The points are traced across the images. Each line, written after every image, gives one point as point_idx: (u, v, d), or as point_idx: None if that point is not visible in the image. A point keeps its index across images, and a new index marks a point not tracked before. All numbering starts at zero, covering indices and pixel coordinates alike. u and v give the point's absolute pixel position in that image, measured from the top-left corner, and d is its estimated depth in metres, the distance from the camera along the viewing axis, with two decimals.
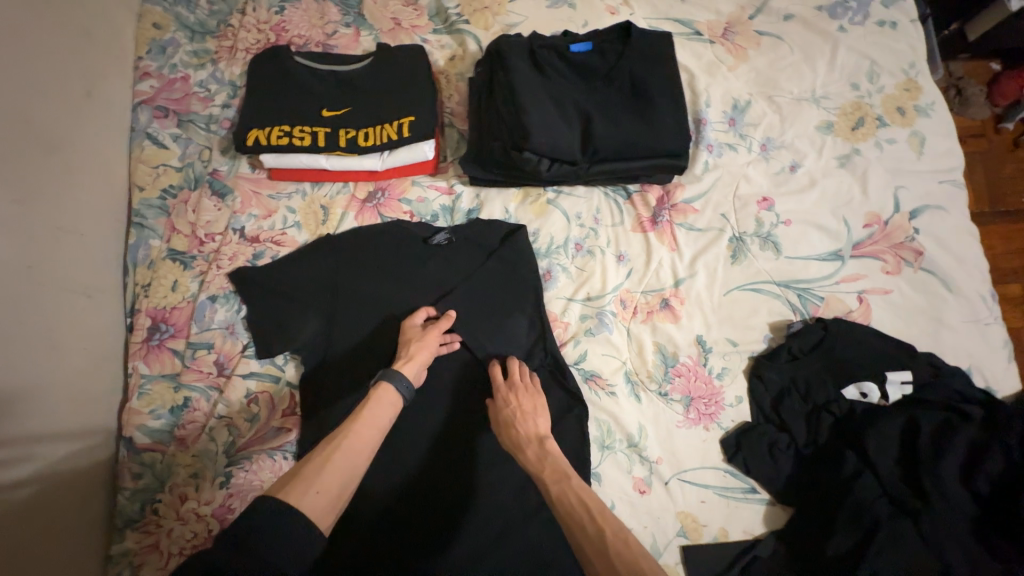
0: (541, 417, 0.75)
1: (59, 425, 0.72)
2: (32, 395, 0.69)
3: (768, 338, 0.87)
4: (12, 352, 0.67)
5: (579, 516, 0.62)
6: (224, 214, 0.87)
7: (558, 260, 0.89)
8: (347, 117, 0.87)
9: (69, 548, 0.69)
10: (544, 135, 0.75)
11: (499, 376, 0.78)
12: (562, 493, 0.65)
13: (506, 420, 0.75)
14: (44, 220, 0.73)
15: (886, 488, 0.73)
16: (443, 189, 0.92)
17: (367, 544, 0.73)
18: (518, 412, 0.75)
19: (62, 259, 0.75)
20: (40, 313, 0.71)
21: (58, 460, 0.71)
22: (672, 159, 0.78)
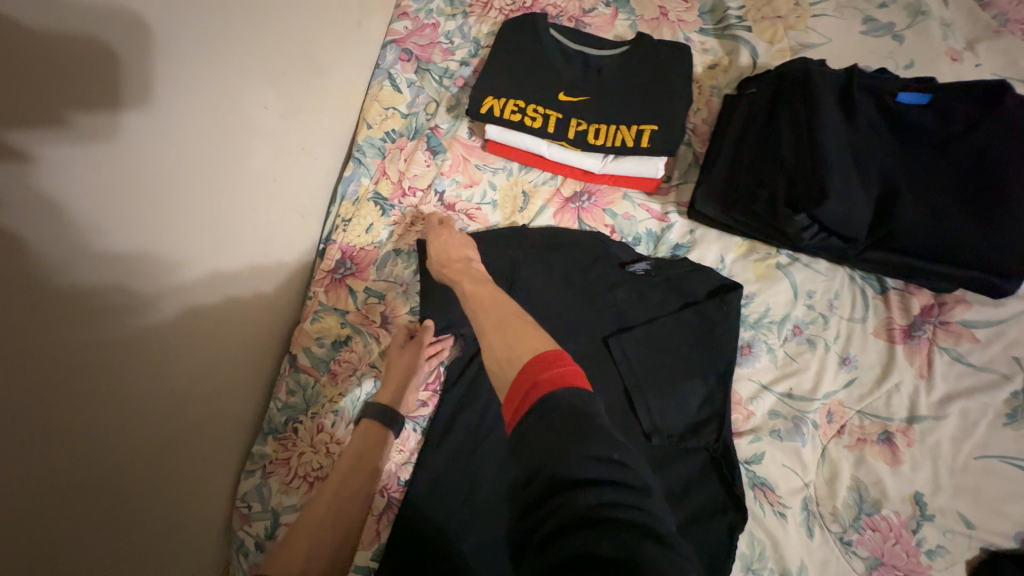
0: (460, 247, 0.76)
1: (251, 322, 0.77)
2: (242, 291, 0.74)
3: (1023, 538, 0.65)
4: (241, 247, 0.72)
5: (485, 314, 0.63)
6: (431, 171, 0.86)
7: (766, 338, 0.74)
8: (583, 107, 0.80)
9: (226, 433, 0.75)
10: (840, 203, 0.60)
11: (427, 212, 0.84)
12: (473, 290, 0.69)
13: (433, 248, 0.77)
14: (289, 134, 0.77)
15: None
16: (655, 212, 0.81)
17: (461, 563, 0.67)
18: (440, 241, 0.77)
19: (290, 173, 0.80)
20: (264, 217, 0.76)
21: (243, 352, 0.76)
22: (993, 279, 0.60)
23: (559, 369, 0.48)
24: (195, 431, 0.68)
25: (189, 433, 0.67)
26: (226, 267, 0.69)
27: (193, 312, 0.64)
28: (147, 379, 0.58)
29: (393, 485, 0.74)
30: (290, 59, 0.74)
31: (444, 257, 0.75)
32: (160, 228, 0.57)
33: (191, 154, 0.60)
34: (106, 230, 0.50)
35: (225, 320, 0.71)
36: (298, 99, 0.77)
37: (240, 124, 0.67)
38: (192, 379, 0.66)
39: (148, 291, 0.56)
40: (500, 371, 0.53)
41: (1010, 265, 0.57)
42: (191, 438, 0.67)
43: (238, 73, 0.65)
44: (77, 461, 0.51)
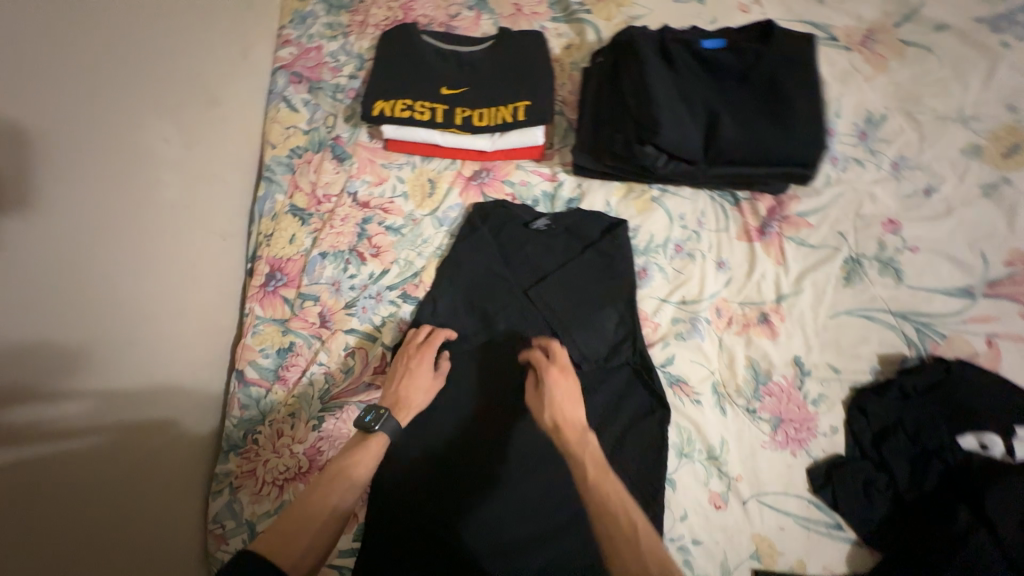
0: (574, 406, 0.72)
1: (192, 348, 0.81)
2: (172, 317, 0.77)
3: (875, 371, 0.81)
4: (168, 276, 0.77)
5: (615, 512, 0.61)
6: (342, 177, 0.93)
7: (656, 259, 0.87)
8: (464, 96, 0.90)
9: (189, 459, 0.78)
10: (672, 131, 0.74)
11: (540, 357, 0.77)
12: (600, 483, 0.63)
13: (552, 405, 0.72)
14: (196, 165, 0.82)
15: (1005, 549, 0.66)
16: (546, 175, 0.93)
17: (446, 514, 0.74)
18: (560, 398, 0.73)
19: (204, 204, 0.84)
20: (185, 245, 0.80)
21: (186, 381, 0.79)
22: (797, 170, 0.76)
23: None
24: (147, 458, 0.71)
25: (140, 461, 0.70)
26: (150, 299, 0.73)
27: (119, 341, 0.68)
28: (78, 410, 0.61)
29: None
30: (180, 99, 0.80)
31: (558, 414, 0.71)
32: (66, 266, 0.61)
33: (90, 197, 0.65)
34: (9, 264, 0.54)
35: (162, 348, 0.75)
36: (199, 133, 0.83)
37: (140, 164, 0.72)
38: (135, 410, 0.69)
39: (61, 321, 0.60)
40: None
41: (804, 152, 0.73)
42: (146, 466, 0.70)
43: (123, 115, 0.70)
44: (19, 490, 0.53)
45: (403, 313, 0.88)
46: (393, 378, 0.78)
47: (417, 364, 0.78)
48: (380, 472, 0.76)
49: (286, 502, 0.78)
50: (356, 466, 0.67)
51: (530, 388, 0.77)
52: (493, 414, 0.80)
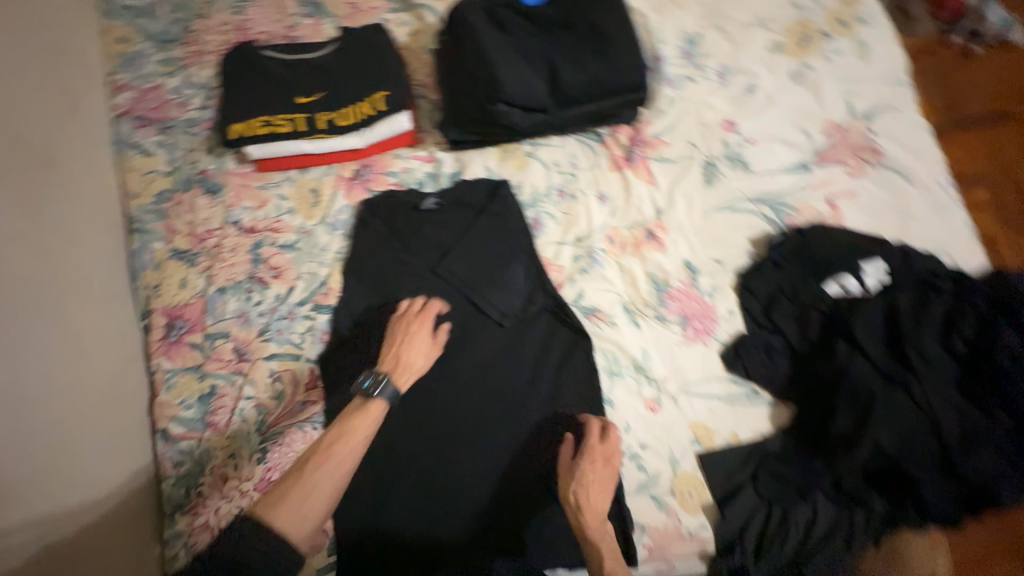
0: (601, 495, 0.74)
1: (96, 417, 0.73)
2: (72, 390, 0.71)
3: (750, 254, 0.92)
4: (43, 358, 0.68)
5: None
6: (218, 210, 0.90)
7: (544, 208, 0.93)
8: (321, 101, 0.91)
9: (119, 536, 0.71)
10: (515, 85, 0.81)
11: (590, 434, 0.78)
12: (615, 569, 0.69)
13: (580, 486, 0.74)
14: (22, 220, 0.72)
15: (877, 365, 0.76)
16: (424, 158, 0.95)
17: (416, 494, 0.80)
18: (592, 482, 0.74)
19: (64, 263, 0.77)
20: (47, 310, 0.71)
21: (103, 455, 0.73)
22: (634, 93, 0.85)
23: None
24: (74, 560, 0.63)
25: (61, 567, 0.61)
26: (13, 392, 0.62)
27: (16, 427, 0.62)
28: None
29: None
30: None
31: (582, 492, 0.74)
32: None
33: None
34: None
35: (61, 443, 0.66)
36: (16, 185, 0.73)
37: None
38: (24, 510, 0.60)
39: None
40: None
41: (634, 75, 0.83)
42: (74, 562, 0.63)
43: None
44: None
45: (320, 323, 0.88)
46: (386, 347, 0.79)
47: (414, 332, 0.80)
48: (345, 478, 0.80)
49: None
50: (356, 427, 0.67)
51: (564, 458, 0.77)
52: (433, 391, 0.84)
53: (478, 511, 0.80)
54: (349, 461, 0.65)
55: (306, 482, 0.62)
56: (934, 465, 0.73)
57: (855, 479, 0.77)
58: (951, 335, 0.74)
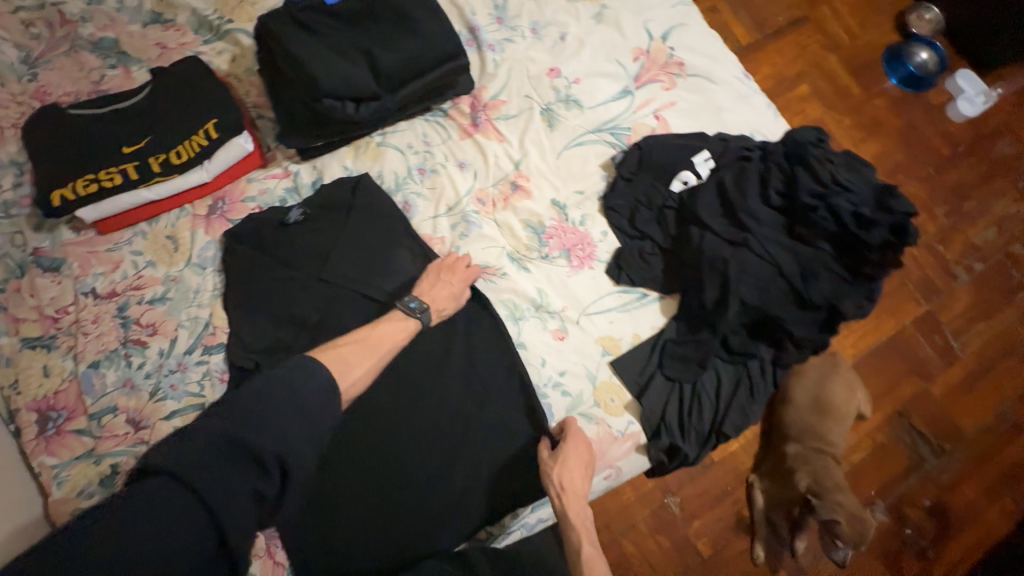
0: (582, 479, 0.81)
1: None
2: None
3: (605, 177, 1.01)
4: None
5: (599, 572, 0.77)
6: (66, 284, 0.85)
7: (411, 189, 0.96)
8: (149, 145, 0.87)
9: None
10: (334, 80, 0.84)
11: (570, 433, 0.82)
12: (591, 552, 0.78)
13: (564, 475, 0.79)
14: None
15: (722, 236, 0.89)
16: (280, 174, 0.95)
17: (368, 495, 0.82)
18: (572, 471, 0.80)
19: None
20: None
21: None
22: (454, 61, 0.92)
23: None
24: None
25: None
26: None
27: None
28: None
29: None
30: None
31: (567, 479, 0.79)
32: None
33: None
34: None
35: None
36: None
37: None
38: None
39: None
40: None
41: (447, 46, 0.89)
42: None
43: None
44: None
45: (215, 364, 0.85)
46: (425, 283, 0.87)
47: (449, 276, 0.88)
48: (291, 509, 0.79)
49: None
50: (393, 331, 0.81)
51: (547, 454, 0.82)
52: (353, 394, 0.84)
53: (428, 493, 0.82)
54: (385, 356, 0.79)
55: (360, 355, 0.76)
56: (789, 299, 0.86)
57: (738, 338, 0.89)
58: (767, 192, 0.89)
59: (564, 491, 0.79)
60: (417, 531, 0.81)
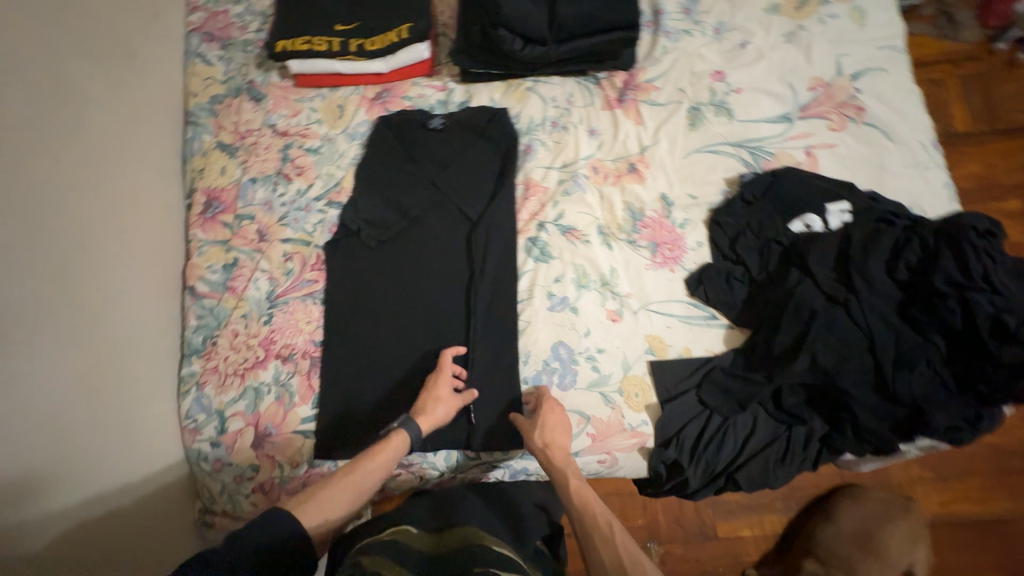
0: (563, 434, 0.84)
1: (124, 455, 0.84)
2: (133, 247, 0.93)
3: (725, 192, 0.98)
4: (53, 359, 0.76)
5: (599, 524, 0.75)
6: (260, 114, 1.06)
7: (538, 136, 1.03)
8: (356, 30, 1.05)
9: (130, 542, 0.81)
10: (516, 14, 0.94)
11: (541, 395, 0.88)
12: (586, 501, 0.78)
13: (542, 432, 0.83)
14: (68, 289, 0.81)
15: (823, 289, 0.83)
16: (438, 87, 1.08)
17: (398, 373, 0.93)
18: (551, 424, 0.84)
19: (71, 139, 0.86)
20: (87, 247, 0.85)
21: (146, 300, 0.94)
22: (628, 32, 0.96)
23: None
24: (70, 481, 0.76)
25: (69, 444, 0.76)
26: (37, 353, 0.74)
27: (91, 263, 0.85)
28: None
29: (311, 347, 0.95)
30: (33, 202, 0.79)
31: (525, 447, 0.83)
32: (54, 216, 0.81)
33: (81, 169, 0.87)
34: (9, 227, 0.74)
35: (81, 272, 0.83)
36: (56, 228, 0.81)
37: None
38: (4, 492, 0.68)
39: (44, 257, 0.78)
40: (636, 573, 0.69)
41: (620, 16, 0.95)
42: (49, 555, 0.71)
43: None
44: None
45: (330, 217, 1.01)
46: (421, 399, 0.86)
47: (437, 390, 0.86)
48: (341, 352, 0.93)
49: (249, 386, 0.92)
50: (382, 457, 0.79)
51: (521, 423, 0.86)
52: (421, 286, 0.97)
53: None
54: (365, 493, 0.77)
55: (342, 491, 0.75)
56: (867, 381, 0.80)
57: (794, 398, 0.84)
58: (896, 264, 0.81)
59: (548, 446, 0.82)
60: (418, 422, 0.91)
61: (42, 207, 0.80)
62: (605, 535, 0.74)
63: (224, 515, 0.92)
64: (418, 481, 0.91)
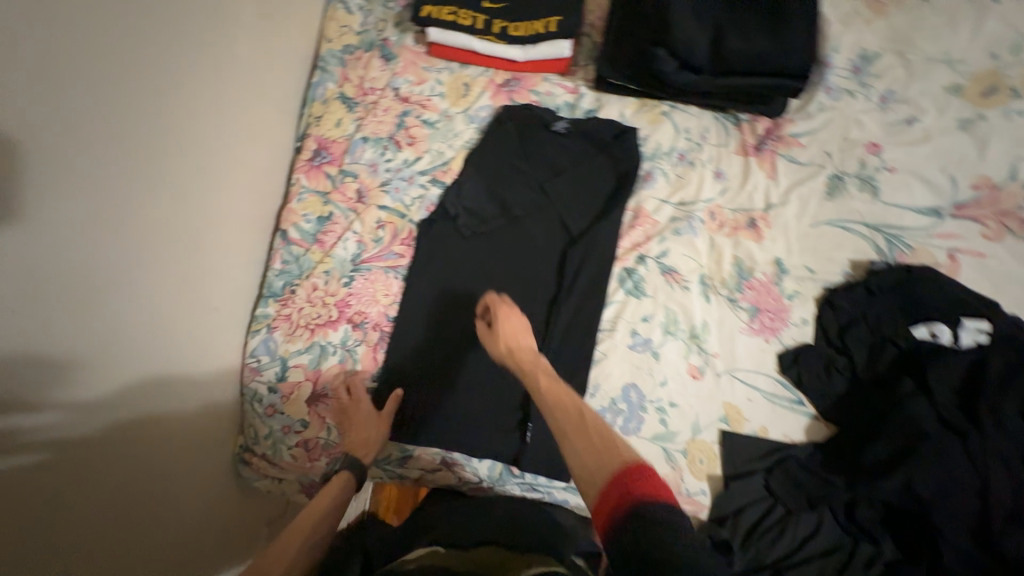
0: (526, 335, 0.79)
1: (185, 423, 0.82)
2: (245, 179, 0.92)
3: (847, 274, 0.91)
4: (166, 275, 0.74)
5: (567, 405, 0.65)
6: (387, 74, 1.05)
7: (660, 165, 0.97)
8: (503, 11, 1.02)
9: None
10: (685, 35, 0.88)
11: (494, 299, 0.84)
12: (555, 391, 0.68)
13: (507, 339, 0.78)
14: (194, 286, 0.81)
15: (941, 411, 0.77)
16: (569, 88, 1.03)
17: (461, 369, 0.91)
18: (511, 330, 0.79)
19: (229, 60, 0.84)
20: (215, 170, 0.83)
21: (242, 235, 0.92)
22: (793, 82, 0.89)
23: (652, 481, 0.52)
24: (152, 399, 0.73)
25: (158, 363, 0.74)
26: (155, 264, 0.72)
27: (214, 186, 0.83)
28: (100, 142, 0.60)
29: (383, 320, 0.94)
30: (197, 191, 0.79)
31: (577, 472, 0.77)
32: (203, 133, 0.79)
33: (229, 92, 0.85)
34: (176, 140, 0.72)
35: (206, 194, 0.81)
36: (200, 222, 0.81)
37: (117, 228, 0.64)
38: (108, 485, 0.67)
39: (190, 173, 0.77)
40: (583, 482, 0.57)
41: (788, 64, 0.89)
42: (107, 570, 0.68)
43: (115, 171, 0.63)
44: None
45: (431, 196, 0.99)
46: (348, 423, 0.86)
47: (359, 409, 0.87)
48: (412, 334, 0.92)
49: (315, 343, 0.91)
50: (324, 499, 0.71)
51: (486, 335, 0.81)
52: (505, 289, 0.94)
53: (497, 401, 0.90)
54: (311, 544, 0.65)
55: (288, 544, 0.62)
56: (962, 523, 0.73)
57: (870, 512, 0.78)
58: None
59: (512, 351, 0.77)
60: (470, 425, 0.88)
61: (198, 192, 0.80)
62: (574, 406, 0.65)
63: (263, 458, 0.94)
64: (455, 482, 0.89)
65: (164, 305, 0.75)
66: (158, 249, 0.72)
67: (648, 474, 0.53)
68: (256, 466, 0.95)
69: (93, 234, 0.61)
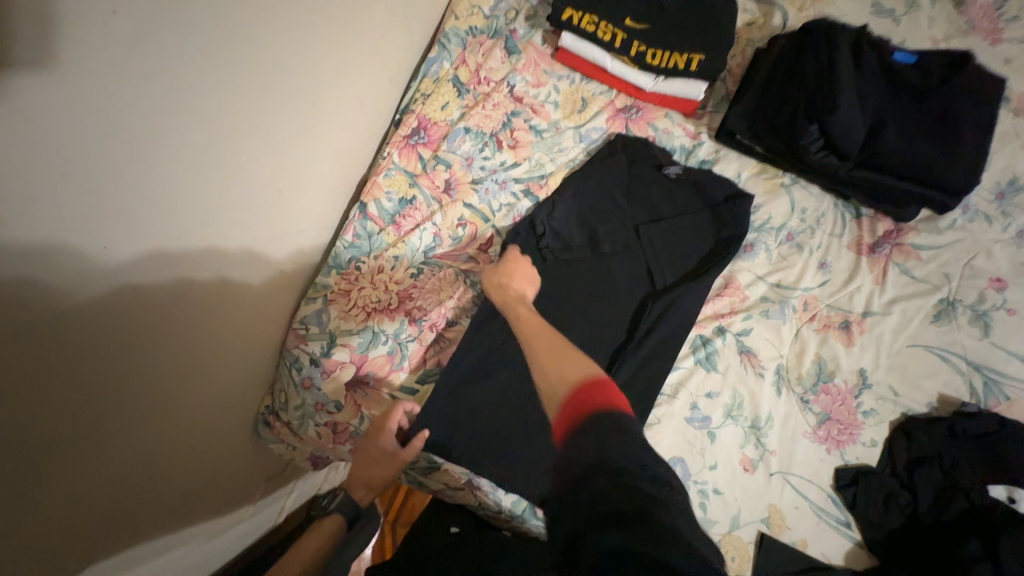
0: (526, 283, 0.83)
1: (221, 389, 0.76)
2: (341, 144, 0.87)
3: (931, 406, 0.86)
4: (240, 229, 0.67)
5: (539, 333, 0.71)
6: (505, 68, 1.00)
7: (765, 240, 0.91)
8: (645, 33, 0.94)
9: (149, 536, 0.70)
10: (845, 117, 0.80)
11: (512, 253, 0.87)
12: (531, 323, 0.74)
13: (510, 276, 0.83)
14: (266, 244, 0.75)
15: None
16: (689, 132, 0.98)
17: (507, 394, 0.88)
18: (515, 275, 0.83)
19: (351, 16, 0.78)
20: (309, 128, 0.76)
21: (322, 200, 0.87)
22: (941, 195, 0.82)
23: (601, 387, 0.56)
24: (197, 361, 0.68)
25: (211, 322, 0.67)
26: (233, 218, 0.65)
27: (303, 145, 0.76)
28: (210, 78, 0.54)
29: (438, 321, 0.88)
30: (290, 142, 0.73)
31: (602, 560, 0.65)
32: (302, 81, 0.71)
33: (342, 47, 0.78)
34: (267, 82, 0.64)
35: (291, 150, 0.74)
36: (289, 183, 0.76)
37: (206, 165, 0.57)
38: (126, 441, 0.59)
39: (283, 129, 0.70)
40: (550, 396, 0.59)
41: (946, 176, 0.79)
42: (102, 539, 0.61)
43: (216, 111, 0.57)
44: (116, 63, 0.43)
45: (520, 206, 0.95)
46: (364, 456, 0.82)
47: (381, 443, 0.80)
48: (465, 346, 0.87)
49: (370, 327, 0.85)
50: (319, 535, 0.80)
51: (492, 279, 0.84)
52: (571, 325, 0.88)
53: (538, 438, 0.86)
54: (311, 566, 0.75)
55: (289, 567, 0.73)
56: None
57: None
58: None
59: (508, 287, 0.82)
60: (502, 456, 0.84)
61: (287, 147, 0.73)
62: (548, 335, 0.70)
63: (286, 426, 0.90)
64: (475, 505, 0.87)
65: (233, 256, 0.67)
66: (242, 198, 0.65)
67: (594, 380, 0.57)
68: (277, 431, 0.91)
69: (186, 177, 0.55)
